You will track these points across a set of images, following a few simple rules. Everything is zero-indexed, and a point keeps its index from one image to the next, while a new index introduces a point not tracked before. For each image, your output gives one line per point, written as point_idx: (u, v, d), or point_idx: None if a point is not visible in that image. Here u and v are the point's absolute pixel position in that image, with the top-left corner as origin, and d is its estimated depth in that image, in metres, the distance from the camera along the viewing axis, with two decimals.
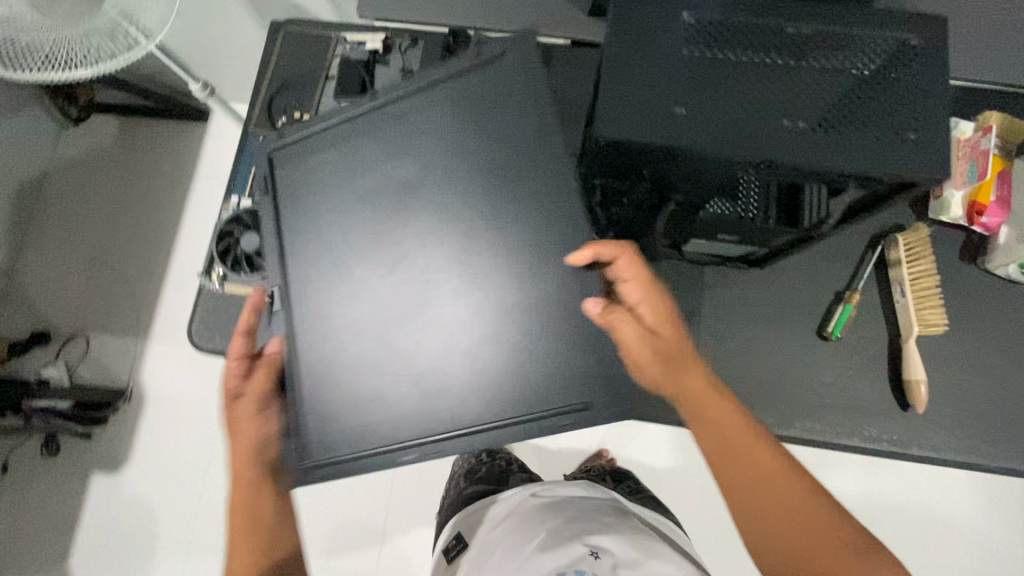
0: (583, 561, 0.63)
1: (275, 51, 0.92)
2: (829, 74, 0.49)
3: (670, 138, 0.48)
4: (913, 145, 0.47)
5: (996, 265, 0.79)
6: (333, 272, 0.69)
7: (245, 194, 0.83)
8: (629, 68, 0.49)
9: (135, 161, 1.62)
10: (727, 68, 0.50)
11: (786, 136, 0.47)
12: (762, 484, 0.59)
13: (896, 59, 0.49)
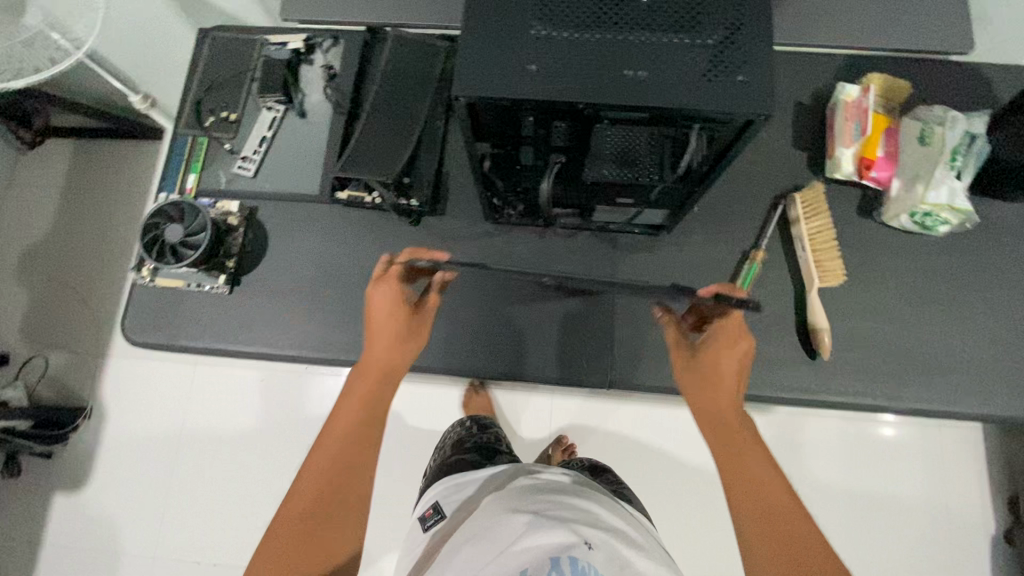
0: (573, 547, 0.46)
1: (203, 56, 0.96)
2: (667, 29, 0.53)
3: (520, 91, 0.52)
4: (741, 87, 0.51)
5: (890, 217, 0.83)
6: (317, 248, 0.87)
7: (174, 191, 0.89)
8: (483, 30, 0.53)
9: (92, 186, 1.64)
10: (575, 26, 0.54)
11: (630, 84, 0.52)
12: (743, 480, 0.51)
13: (728, 11, 0.54)
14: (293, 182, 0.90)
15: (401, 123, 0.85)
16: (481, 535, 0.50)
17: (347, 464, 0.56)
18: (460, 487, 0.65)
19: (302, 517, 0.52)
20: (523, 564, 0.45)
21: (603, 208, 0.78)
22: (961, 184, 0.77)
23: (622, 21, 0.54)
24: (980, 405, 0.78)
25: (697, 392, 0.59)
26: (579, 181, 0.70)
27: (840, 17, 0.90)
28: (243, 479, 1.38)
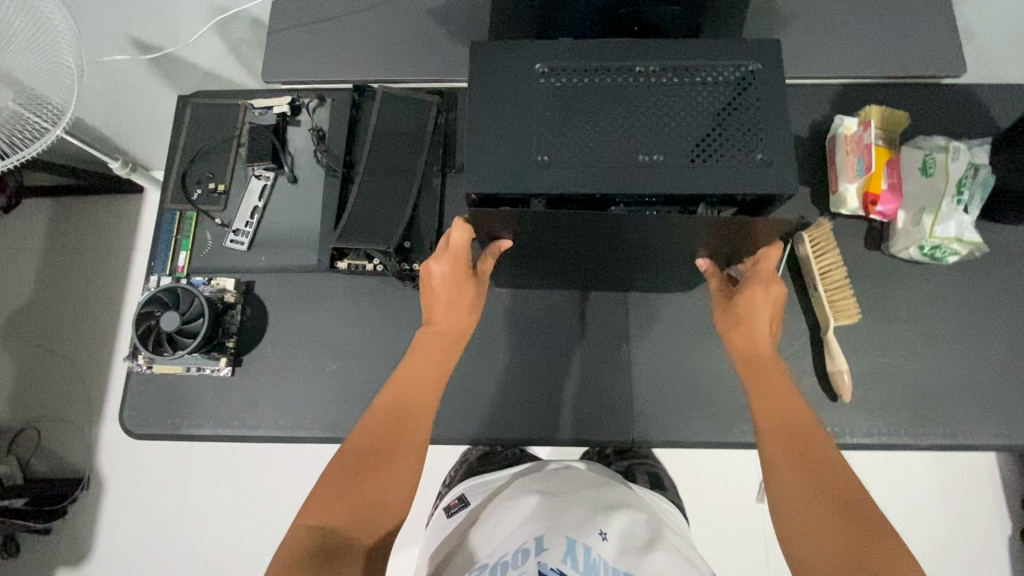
0: (593, 539, 0.58)
1: (185, 124, 0.93)
2: (680, 111, 0.52)
3: (537, 186, 0.51)
4: (759, 168, 0.51)
5: (898, 250, 0.82)
6: (323, 321, 0.85)
7: (166, 271, 0.86)
8: (494, 125, 0.53)
9: (74, 245, 1.59)
10: (587, 113, 0.53)
11: (648, 173, 0.51)
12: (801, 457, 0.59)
13: (739, 85, 0.53)
14: (289, 252, 0.87)
15: (397, 187, 0.85)
16: (510, 520, 0.64)
17: (404, 413, 0.66)
18: (482, 484, 0.81)
19: (359, 460, 0.62)
20: (536, 531, 0.60)
21: (612, 266, 0.77)
22: (969, 217, 0.77)
23: (635, 106, 0.53)
24: (1001, 436, 0.78)
25: (737, 328, 0.70)
26: (594, 249, 0.69)
27: (832, 48, 0.90)
28: (256, 537, 1.36)
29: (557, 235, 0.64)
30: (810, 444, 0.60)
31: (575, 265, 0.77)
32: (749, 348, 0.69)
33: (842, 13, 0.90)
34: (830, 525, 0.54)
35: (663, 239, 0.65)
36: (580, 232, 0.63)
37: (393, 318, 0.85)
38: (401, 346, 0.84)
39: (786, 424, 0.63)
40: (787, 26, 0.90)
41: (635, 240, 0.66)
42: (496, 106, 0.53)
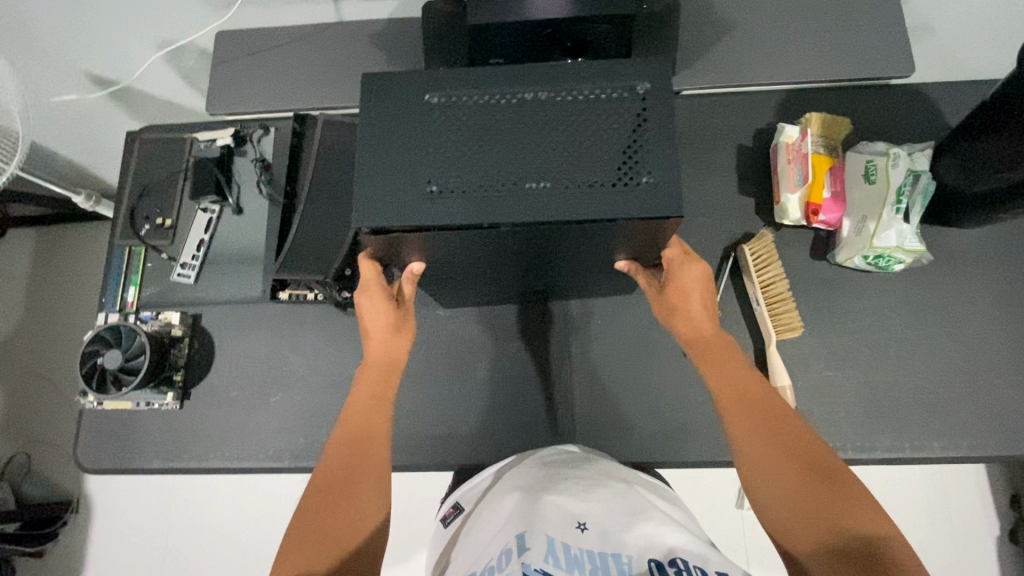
0: (568, 534, 0.54)
1: (132, 160, 0.94)
2: (566, 137, 0.52)
3: (422, 220, 0.51)
4: (646, 192, 0.50)
5: (843, 259, 0.80)
6: (269, 351, 0.86)
7: (115, 308, 0.88)
8: (379, 159, 0.52)
9: (61, 271, 1.63)
10: (473, 142, 0.52)
11: (536, 201, 0.50)
12: (780, 441, 0.55)
13: (628, 109, 0.52)
14: (236, 284, 0.88)
15: (337, 215, 0.85)
16: (498, 516, 0.60)
17: (364, 431, 0.63)
18: (476, 487, 0.74)
19: (328, 489, 0.59)
20: (518, 528, 0.55)
21: (543, 281, 0.76)
22: (909, 225, 0.76)
23: (521, 133, 0.52)
24: (952, 447, 0.76)
25: (674, 318, 0.67)
26: (513, 265, 0.69)
27: (773, 54, 0.88)
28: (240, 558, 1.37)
29: (470, 255, 0.63)
30: (769, 412, 0.58)
31: (501, 280, 0.75)
32: (693, 334, 0.66)
33: (783, 18, 0.88)
34: (806, 490, 0.52)
35: (578, 258, 0.65)
36: (489, 251, 0.62)
37: (337, 346, 0.85)
38: (346, 373, 0.84)
39: (743, 398, 0.59)
40: (726, 33, 0.88)
41: (550, 255, 0.65)
42: (384, 137, 0.52)
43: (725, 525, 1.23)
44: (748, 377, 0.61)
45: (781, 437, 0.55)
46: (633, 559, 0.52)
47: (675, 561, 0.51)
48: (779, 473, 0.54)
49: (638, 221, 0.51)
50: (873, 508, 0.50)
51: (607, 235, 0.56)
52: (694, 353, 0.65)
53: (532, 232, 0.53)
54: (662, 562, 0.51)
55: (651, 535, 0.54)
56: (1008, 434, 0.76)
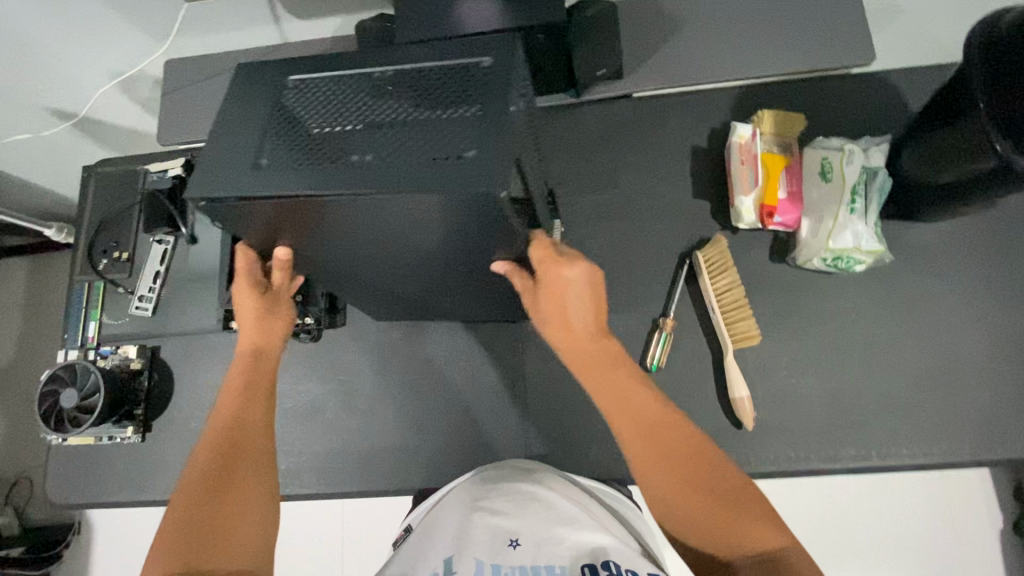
0: (499, 555, 0.47)
1: (88, 194, 0.94)
2: (412, 111, 0.46)
3: (242, 190, 0.44)
4: (476, 162, 0.41)
5: (803, 262, 0.77)
6: (224, 381, 0.86)
7: (76, 344, 0.88)
8: (218, 130, 0.47)
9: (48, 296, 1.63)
10: (319, 119, 0.47)
11: (362, 171, 0.43)
12: (686, 474, 0.51)
13: (483, 81, 0.46)
14: (192, 315, 0.89)
15: None
16: (433, 531, 0.54)
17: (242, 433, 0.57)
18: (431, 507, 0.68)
19: (200, 502, 0.51)
20: (444, 552, 0.48)
21: (463, 294, 0.70)
22: (867, 225, 0.73)
23: (367, 110, 0.46)
24: (920, 454, 0.73)
25: (554, 325, 0.57)
26: (396, 274, 0.61)
27: (725, 50, 0.85)
28: None
29: (336, 254, 0.56)
30: (667, 442, 0.52)
31: (413, 293, 0.69)
32: (579, 352, 0.57)
33: (734, 13, 0.85)
34: (715, 522, 0.48)
35: (452, 265, 0.57)
36: (351, 251, 0.55)
37: (292, 373, 0.85)
38: (302, 401, 0.84)
39: (642, 425, 0.53)
40: (675, 33, 0.86)
41: (426, 262, 0.57)
42: (231, 112, 0.48)
43: None
44: (643, 401, 0.54)
45: (678, 465, 0.51)
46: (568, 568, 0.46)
47: (609, 566, 0.46)
48: (683, 505, 0.50)
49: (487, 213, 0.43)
50: (771, 527, 0.47)
51: (470, 235, 0.48)
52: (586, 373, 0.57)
53: (376, 215, 0.46)
54: (597, 567, 0.46)
55: (584, 544, 0.49)
56: (980, 437, 0.73)
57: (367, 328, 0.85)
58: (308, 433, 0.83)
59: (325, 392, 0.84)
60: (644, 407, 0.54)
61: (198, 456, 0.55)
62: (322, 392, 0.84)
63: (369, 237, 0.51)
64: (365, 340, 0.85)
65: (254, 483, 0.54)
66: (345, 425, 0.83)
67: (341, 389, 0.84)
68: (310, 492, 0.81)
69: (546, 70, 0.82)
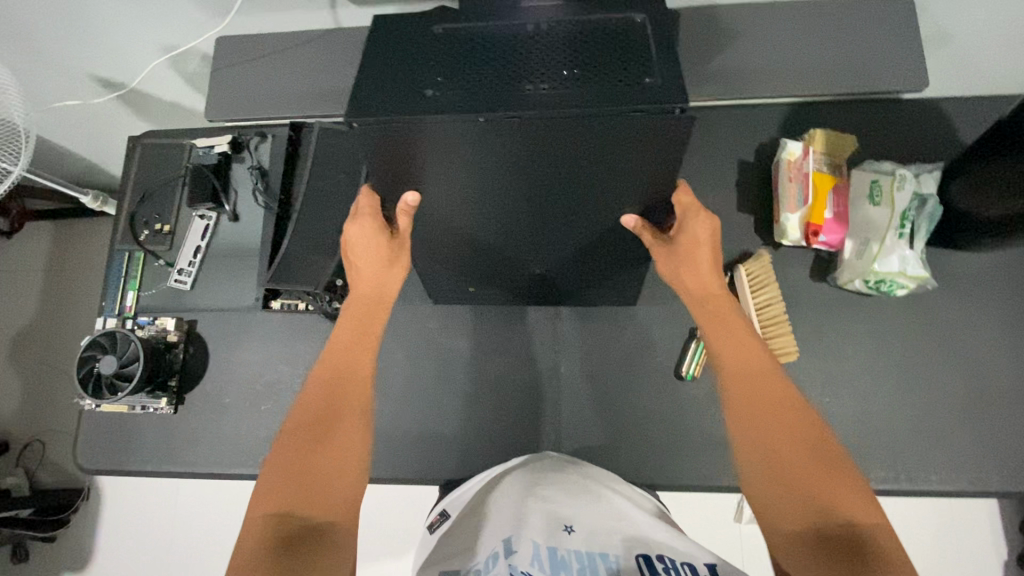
0: (555, 538, 0.54)
1: (133, 165, 0.95)
2: (564, 52, 0.52)
3: (415, 112, 0.49)
4: (649, 89, 0.48)
5: (844, 282, 0.78)
6: (259, 360, 0.86)
7: (114, 312, 0.89)
8: (378, 65, 0.53)
9: (69, 259, 1.59)
10: (471, 57, 0.53)
11: (534, 96, 0.49)
12: (782, 423, 0.55)
13: (630, 32, 0.53)
14: (230, 291, 0.89)
15: (330, 225, 0.85)
16: (494, 515, 0.59)
17: (346, 383, 0.62)
18: (465, 493, 0.70)
19: (301, 443, 0.56)
20: (502, 535, 0.54)
21: (555, 265, 0.74)
22: (913, 251, 0.74)
23: (520, 50, 0.53)
24: (951, 481, 0.74)
25: (680, 271, 0.64)
26: (509, 226, 0.65)
27: (783, 65, 0.84)
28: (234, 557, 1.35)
29: (461, 200, 0.60)
30: (772, 395, 0.56)
31: (509, 259, 0.73)
32: (705, 295, 0.65)
33: (795, 27, 0.84)
34: (806, 475, 0.51)
35: (577, 208, 0.61)
36: (480, 193, 0.59)
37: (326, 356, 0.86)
38: None
39: (748, 377, 0.58)
40: (734, 42, 0.85)
41: (545, 208, 0.61)
42: (386, 54, 0.54)
43: (722, 540, 1.20)
44: (756, 352, 0.60)
45: (779, 418, 0.55)
46: (622, 556, 0.51)
47: (663, 558, 0.51)
48: (771, 460, 0.53)
49: (640, 123, 0.47)
50: (863, 501, 0.49)
51: (604, 163, 0.53)
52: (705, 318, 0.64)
53: (530, 136, 0.50)
54: (650, 559, 0.51)
55: (636, 537, 0.54)
56: (1009, 469, 0.73)
57: (405, 317, 0.86)
58: None
59: None
60: (757, 356, 0.60)
61: (305, 406, 0.60)
62: None
63: (506, 171, 0.55)
64: (402, 329, 0.86)
65: (352, 435, 0.59)
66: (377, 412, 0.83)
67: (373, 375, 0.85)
68: None
69: None
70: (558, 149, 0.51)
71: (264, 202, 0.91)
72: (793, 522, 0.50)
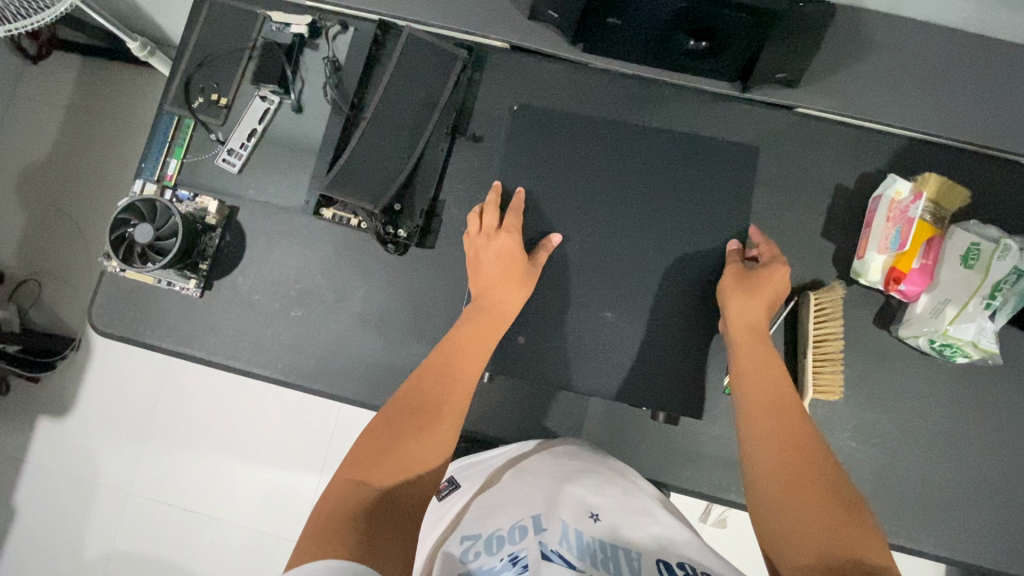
0: (582, 521, 0.55)
1: (200, 24, 0.87)
2: (650, 114, 0.83)
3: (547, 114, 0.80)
4: (718, 148, 0.79)
5: (907, 336, 0.76)
6: (295, 265, 0.83)
7: (153, 178, 0.84)
8: (506, 101, 0.84)
9: (89, 98, 1.44)
10: (573, 101, 0.83)
11: (635, 130, 0.80)
12: (799, 454, 0.59)
13: (710, 106, 0.82)
14: (278, 186, 0.84)
15: (399, 143, 0.78)
16: (518, 492, 0.61)
17: (453, 379, 0.66)
18: (479, 464, 0.71)
19: (401, 418, 0.61)
20: (533, 512, 0.56)
21: (621, 300, 0.76)
22: (993, 324, 0.71)
23: (618, 97, 0.83)
24: (952, 549, 0.74)
25: (739, 299, 0.70)
26: (601, 224, 0.77)
27: (926, 91, 0.76)
28: (209, 444, 1.32)
29: (559, 183, 0.78)
30: (793, 428, 0.61)
31: (574, 284, 0.76)
32: (748, 327, 0.69)
33: (951, 53, 0.75)
34: (816, 507, 0.54)
35: (680, 203, 0.77)
36: (574, 175, 0.78)
37: (365, 277, 0.82)
38: (366, 308, 0.82)
39: (770, 405, 0.64)
40: (883, 51, 0.76)
41: (636, 208, 0.77)
42: (507, 91, 0.84)
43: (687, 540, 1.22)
44: (780, 383, 0.65)
45: (797, 444, 0.60)
46: (643, 556, 0.52)
47: (683, 566, 0.50)
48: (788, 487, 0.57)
49: (700, 155, 0.79)
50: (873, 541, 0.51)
51: (689, 170, 0.78)
52: (740, 332, 0.69)
53: (635, 146, 0.79)
54: (670, 564, 0.51)
55: (660, 537, 0.55)
56: (1009, 553, 0.74)
57: (452, 259, 0.82)
58: (365, 343, 0.81)
59: (394, 306, 0.81)
60: (781, 390, 0.64)
61: (418, 378, 0.66)
62: (389, 306, 0.81)
63: (605, 160, 0.78)
64: (448, 269, 0.81)
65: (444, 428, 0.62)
66: (404, 346, 0.81)
67: (409, 308, 0.81)
68: (356, 397, 0.80)
69: (725, 60, 0.73)
70: (655, 161, 0.78)
71: (331, 97, 0.84)
72: (802, 553, 0.52)
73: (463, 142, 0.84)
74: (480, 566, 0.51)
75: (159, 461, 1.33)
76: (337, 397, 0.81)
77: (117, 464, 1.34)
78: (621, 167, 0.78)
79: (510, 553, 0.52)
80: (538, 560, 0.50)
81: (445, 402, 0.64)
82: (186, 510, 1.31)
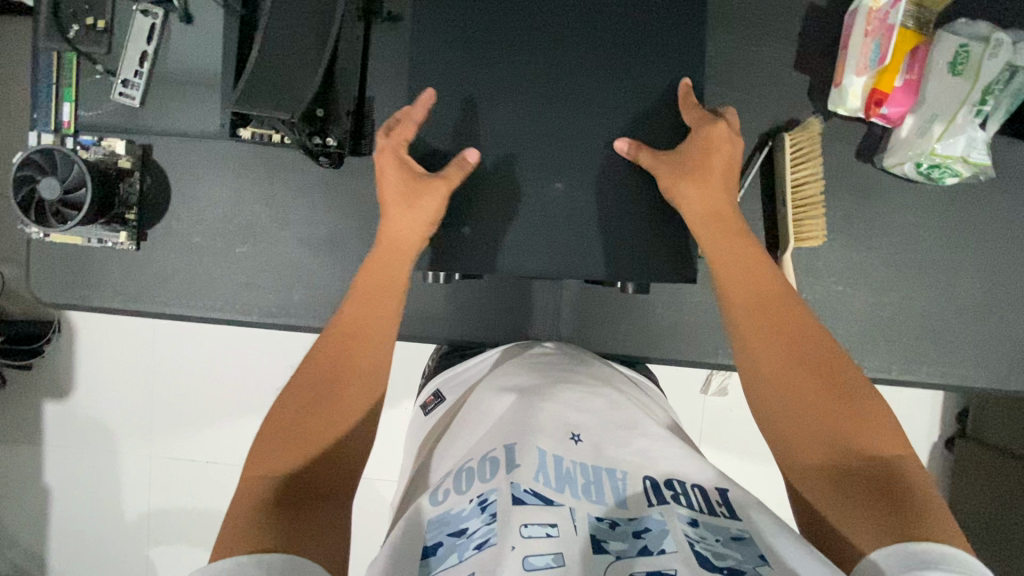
0: (562, 446, 0.51)
1: None
2: None
3: None
4: None
5: (892, 164, 0.70)
6: (230, 197, 0.77)
7: (49, 128, 0.75)
8: None
9: None
10: None
11: None
12: (796, 343, 0.53)
13: None
14: (191, 113, 0.76)
15: (306, 41, 0.67)
16: (489, 420, 0.57)
17: (378, 306, 0.59)
18: (461, 375, 0.71)
19: (324, 362, 0.55)
20: (507, 438, 0.51)
21: (580, 171, 0.68)
22: (983, 133, 0.65)
23: None
24: (943, 373, 0.73)
25: (681, 176, 0.61)
26: (546, 87, 0.68)
27: None
28: (211, 398, 1.33)
29: (490, 49, 0.68)
30: (789, 321, 0.54)
31: (523, 159, 0.68)
32: (708, 212, 0.60)
33: None
34: (824, 405, 0.50)
35: (630, 48, 0.68)
36: (508, 36, 0.68)
37: (305, 197, 0.76)
38: (315, 231, 0.76)
39: (756, 295, 0.56)
40: None
41: (585, 66, 0.68)
42: None
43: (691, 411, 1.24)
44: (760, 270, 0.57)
45: (801, 342, 0.53)
46: (628, 477, 0.49)
47: (671, 484, 0.49)
48: (793, 380, 0.51)
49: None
50: (890, 431, 0.48)
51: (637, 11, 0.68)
52: (700, 224, 0.60)
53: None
54: (658, 483, 0.49)
55: (646, 451, 0.52)
56: (1000, 368, 0.73)
57: None
58: (322, 267, 0.77)
59: (343, 223, 0.76)
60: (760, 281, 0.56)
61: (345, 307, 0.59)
62: (338, 224, 0.76)
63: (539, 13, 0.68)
64: None
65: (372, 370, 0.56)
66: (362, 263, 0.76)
67: (360, 223, 0.76)
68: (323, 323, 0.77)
69: None
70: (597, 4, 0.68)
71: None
72: (813, 455, 0.49)
73: (383, 27, 0.74)
74: (450, 508, 0.48)
75: (169, 421, 1.35)
76: (306, 327, 0.77)
77: (130, 431, 1.36)
78: (558, 19, 0.68)
79: (480, 495, 0.47)
80: (510, 505, 0.45)
81: (370, 333, 0.57)
82: (206, 464, 1.35)
